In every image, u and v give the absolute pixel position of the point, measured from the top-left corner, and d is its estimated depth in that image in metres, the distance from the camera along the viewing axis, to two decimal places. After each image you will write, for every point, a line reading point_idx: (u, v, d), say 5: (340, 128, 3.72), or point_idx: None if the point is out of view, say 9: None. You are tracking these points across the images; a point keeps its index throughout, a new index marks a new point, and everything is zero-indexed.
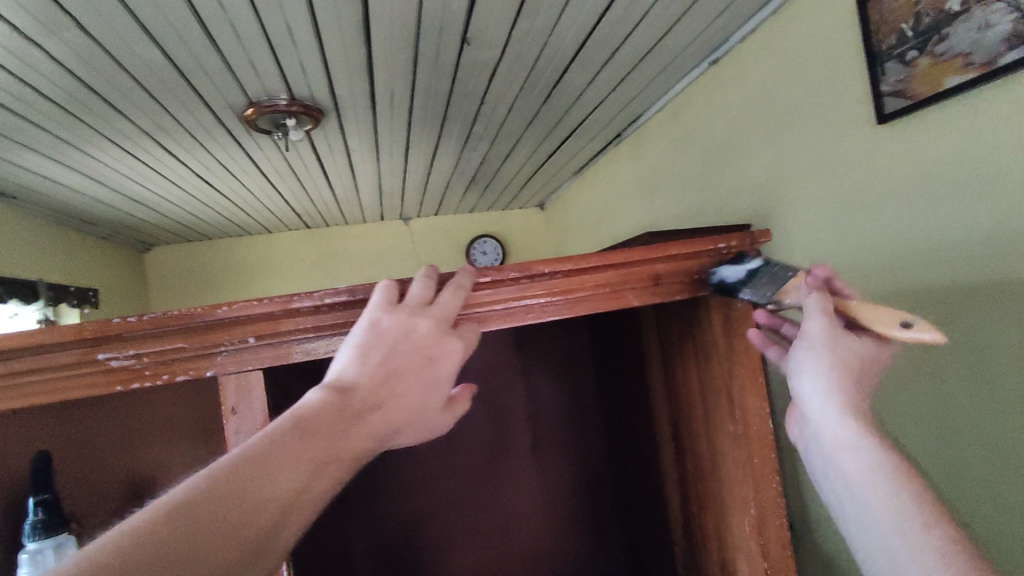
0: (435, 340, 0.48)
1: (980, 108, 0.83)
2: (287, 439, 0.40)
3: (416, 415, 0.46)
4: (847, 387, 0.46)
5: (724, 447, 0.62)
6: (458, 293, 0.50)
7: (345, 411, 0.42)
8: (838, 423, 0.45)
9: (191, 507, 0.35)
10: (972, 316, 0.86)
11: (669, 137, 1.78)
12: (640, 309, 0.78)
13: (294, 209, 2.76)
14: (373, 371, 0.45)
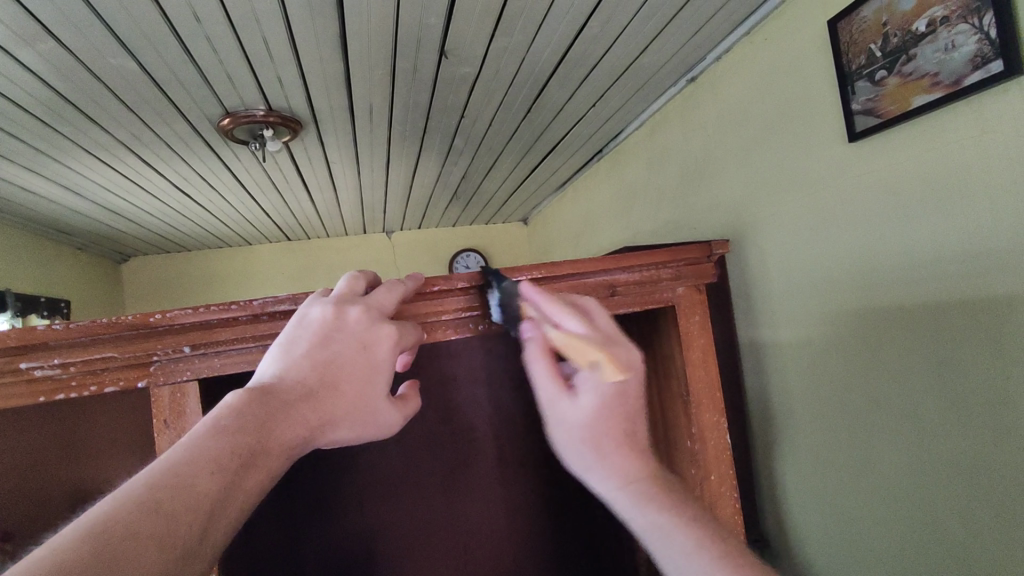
0: (366, 325, 0.47)
1: (946, 128, 0.84)
2: (213, 440, 0.37)
3: (355, 403, 0.45)
4: (609, 459, 0.42)
5: (682, 465, 0.61)
6: (391, 291, 0.51)
7: (275, 405, 0.41)
8: (619, 496, 0.42)
9: (114, 514, 0.32)
10: (944, 336, 0.87)
11: (647, 154, 1.79)
12: None
13: (275, 221, 2.73)
14: (299, 363, 0.44)
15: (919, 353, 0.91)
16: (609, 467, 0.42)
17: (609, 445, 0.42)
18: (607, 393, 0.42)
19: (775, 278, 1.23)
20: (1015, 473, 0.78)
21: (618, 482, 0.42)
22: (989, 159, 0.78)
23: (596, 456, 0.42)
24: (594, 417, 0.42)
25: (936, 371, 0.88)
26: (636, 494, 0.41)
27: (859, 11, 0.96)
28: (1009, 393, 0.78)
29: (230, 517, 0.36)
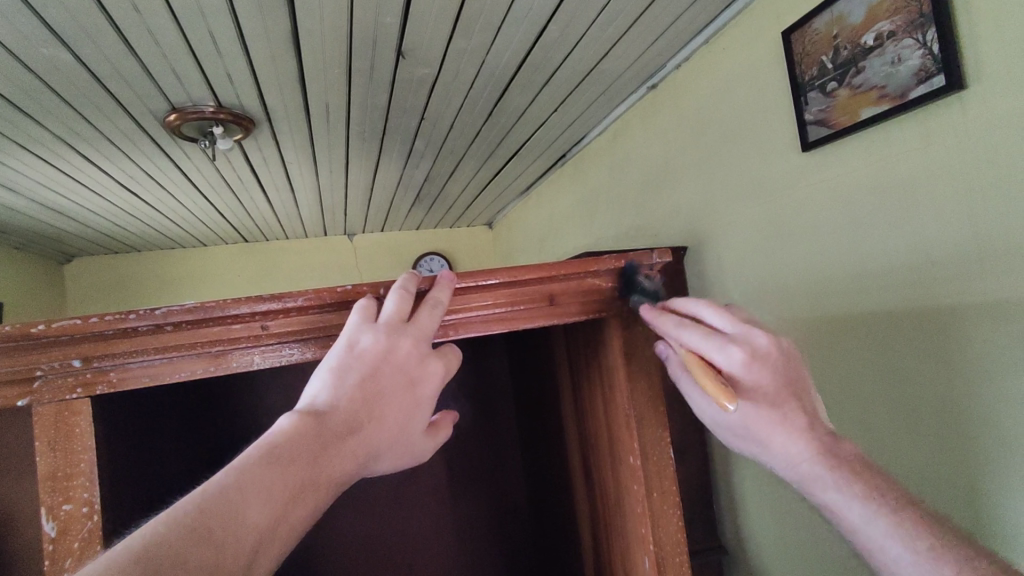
0: (416, 360, 0.47)
1: (894, 139, 0.86)
2: (261, 468, 0.38)
3: (396, 439, 0.46)
4: (775, 438, 0.50)
5: (626, 481, 0.59)
6: (434, 311, 0.48)
7: (322, 435, 0.41)
8: (802, 475, 0.49)
9: (161, 544, 0.32)
10: (893, 344, 0.88)
11: (609, 160, 1.79)
12: (551, 327, 0.74)
13: (230, 222, 2.64)
14: (351, 394, 0.43)
15: (870, 362, 0.92)
16: (784, 445, 0.49)
17: (769, 426, 0.50)
18: (751, 371, 0.48)
19: (733, 285, 1.23)
20: (962, 482, 0.79)
21: (819, 460, 0.48)
22: (936, 170, 0.80)
23: (776, 428, 0.50)
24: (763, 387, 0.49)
25: (886, 380, 0.89)
26: (814, 469, 0.48)
27: (812, 23, 0.98)
28: (955, 401, 0.79)
29: (275, 550, 0.37)
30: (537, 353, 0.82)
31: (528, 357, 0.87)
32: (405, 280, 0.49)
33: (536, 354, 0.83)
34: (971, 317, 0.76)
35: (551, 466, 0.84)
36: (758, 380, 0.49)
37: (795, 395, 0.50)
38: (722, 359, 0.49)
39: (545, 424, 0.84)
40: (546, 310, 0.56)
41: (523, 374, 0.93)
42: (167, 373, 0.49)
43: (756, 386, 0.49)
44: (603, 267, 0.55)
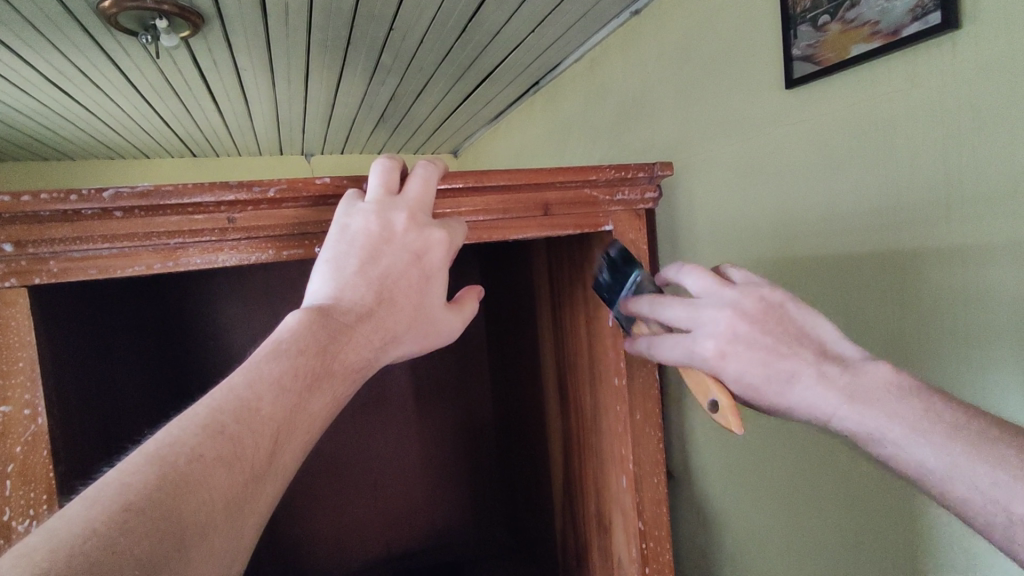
0: (415, 233, 0.49)
1: (877, 82, 0.75)
2: (272, 363, 0.41)
3: (414, 313, 0.49)
4: (815, 395, 0.46)
5: (607, 399, 0.59)
6: (425, 183, 0.50)
7: (332, 323, 0.44)
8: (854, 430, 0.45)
9: (179, 446, 0.35)
10: (852, 295, 0.82)
11: (584, 90, 1.71)
12: (534, 251, 0.72)
13: (178, 133, 2.45)
14: (356, 282, 0.46)
15: (828, 312, 0.86)
16: (808, 404, 0.47)
17: (797, 385, 0.47)
18: (726, 351, 0.48)
19: None
20: None
21: (853, 408, 0.45)
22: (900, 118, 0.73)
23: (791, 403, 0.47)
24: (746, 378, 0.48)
25: (846, 336, 0.83)
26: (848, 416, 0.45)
27: None
28: (913, 365, 0.74)
29: (292, 439, 0.40)
30: (514, 279, 0.81)
31: (503, 287, 0.86)
32: (384, 164, 0.51)
33: (512, 283, 0.81)
34: (927, 261, 0.71)
35: (521, 392, 0.84)
36: (740, 359, 0.48)
37: (787, 346, 0.47)
38: (697, 360, 0.50)
39: (516, 352, 0.84)
40: (545, 222, 0.56)
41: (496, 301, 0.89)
42: (117, 265, 0.52)
43: (740, 372, 0.48)
44: (602, 177, 0.56)
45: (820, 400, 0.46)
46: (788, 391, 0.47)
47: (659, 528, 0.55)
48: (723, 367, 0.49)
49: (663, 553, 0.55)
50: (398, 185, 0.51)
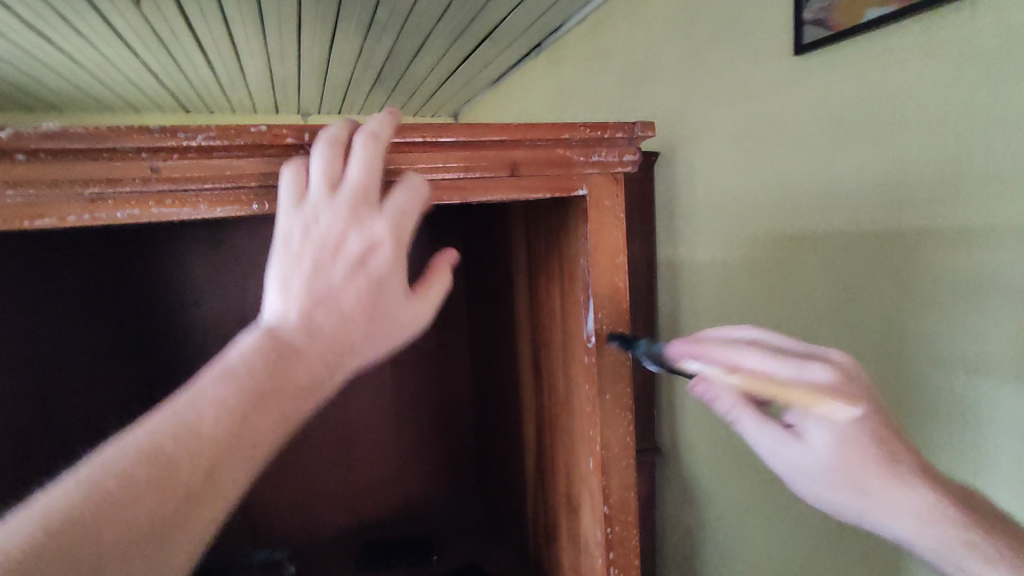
0: (368, 222, 0.33)
1: (887, 51, 0.64)
2: (215, 385, 0.29)
3: (372, 336, 0.33)
4: (892, 496, 0.34)
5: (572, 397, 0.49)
6: (394, 138, 0.35)
7: (288, 361, 0.30)
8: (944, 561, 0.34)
9: (114, 478, 0.26)
10: (845, 282, 0.71)
11: (587, 52, 1.62)
12: (507, 217, 0.62)
13: (168, 86, 2.37)
14: (314, 304, 0.32)
15: (814, 302, 0.76)
16: (896, 517, 0.34)
17: (868, 481, 0.34)
18: (821, 423, 0.35)
19: None
20: None
21: (922, 517, 0.34)
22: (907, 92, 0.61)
23: (871, 510, 0.34)
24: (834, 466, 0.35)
25: (834, 330, 0.73)
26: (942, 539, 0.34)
27: None
28: (905, 371, 0.64)
29: (239, 456, 0.28)
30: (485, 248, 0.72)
31: (469, 257, 0.77)
32: (341, 123, 0.34)
33: (479, 255, 0.73)
34: (928, 244, 0.61)
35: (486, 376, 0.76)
36: (817, 433, 0.35)
37: (863, 435, 0.34)
38: (758, 428, 0.36)
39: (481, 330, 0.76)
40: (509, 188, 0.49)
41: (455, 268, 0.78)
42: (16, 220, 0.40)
43: (817, 447, 0.35)
44: (576, 135, 0.39)
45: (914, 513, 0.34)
46: (887, 494, 0.34)
47: (628, 522, 0.45)
48: (808, 431, 0.36)
49: (631, 552, 0.45)
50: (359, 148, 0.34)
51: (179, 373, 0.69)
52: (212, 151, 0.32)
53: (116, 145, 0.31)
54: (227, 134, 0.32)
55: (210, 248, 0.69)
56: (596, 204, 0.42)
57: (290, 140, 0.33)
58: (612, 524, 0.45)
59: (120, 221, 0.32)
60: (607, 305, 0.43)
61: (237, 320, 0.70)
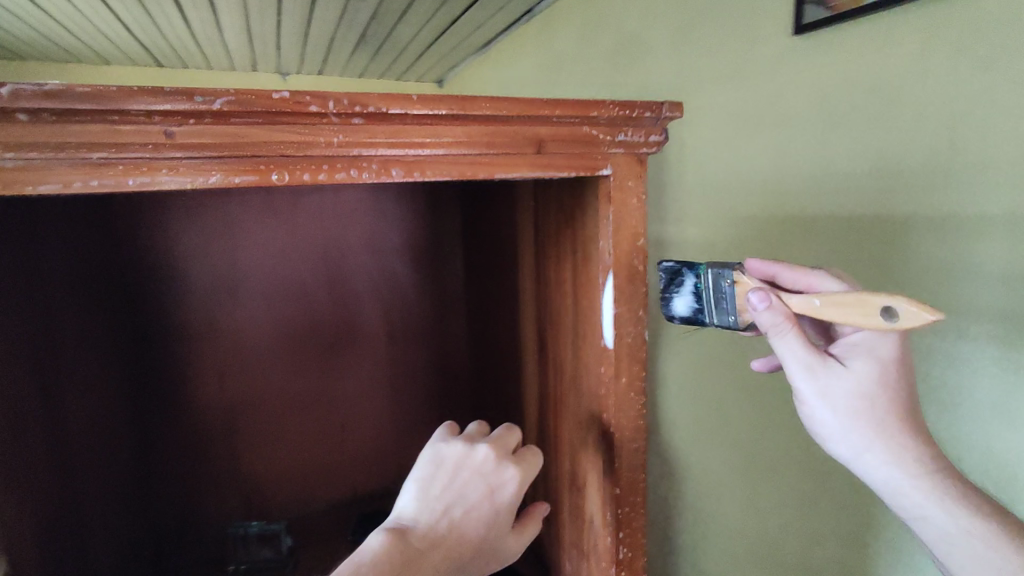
0: (492, 467, 0.45)
1: None
2: (367, 555, 0.37)
3: (481, 547, 0.42)
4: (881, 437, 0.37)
5: (584, 378, 0.49)
6: (512, 432, 0.49)
7: (413, 548, 0.39)
8: (917, 499, 0.37)
9: None
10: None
11: (578, 20, 1.59)
12: (513, 191, 0.60)
13: (136, 39, 2.24)
14: (436, 506, 0.42)
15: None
16: (894, 439, 0.37)
17: (878, 424, 0.37)
18: (869, 365, 0.38)
19: None
20: None
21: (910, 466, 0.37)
22: None
23: (880, 432, 0.37)
24: (871, 390, 0.37)
25: None
26: (925, 474, 0.36)
27: None
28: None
29: None
30: (484, 223, 0.70)
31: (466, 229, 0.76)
32: (481, 422, 0.51)
33: (477, 228, 0.72)
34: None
35: (481, 351, 0.76)
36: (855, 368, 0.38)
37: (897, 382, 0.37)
38: (796, 353, 0.37)
39: (478, 305, 0.75)
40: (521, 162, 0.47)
41: (456, 246, 0.78)
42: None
43: (838, 388, 0.37)
44: (604, 113, 0.38)
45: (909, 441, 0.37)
46: (899, 420, 0.37)
47: (636, 502, 0.46)
48: (849, 359, 0.38)
49: (638, 530, 0.47)
50: (481, 433, 0.49)
51: (163, 345, 0.66)
52: (229, 116, 0.30)
53: (124, 107, 0.28)
54: (247, 99, 0.30)
55: (199, 215, 0.66)
56: (620, 184, 0.41)
57: (315, 108, 0.31)
58: (621, 504, 0.46)
59: (131, 189, 0.30)
60: (626, 288, 0.43)
61: (228, 290, 0.68)
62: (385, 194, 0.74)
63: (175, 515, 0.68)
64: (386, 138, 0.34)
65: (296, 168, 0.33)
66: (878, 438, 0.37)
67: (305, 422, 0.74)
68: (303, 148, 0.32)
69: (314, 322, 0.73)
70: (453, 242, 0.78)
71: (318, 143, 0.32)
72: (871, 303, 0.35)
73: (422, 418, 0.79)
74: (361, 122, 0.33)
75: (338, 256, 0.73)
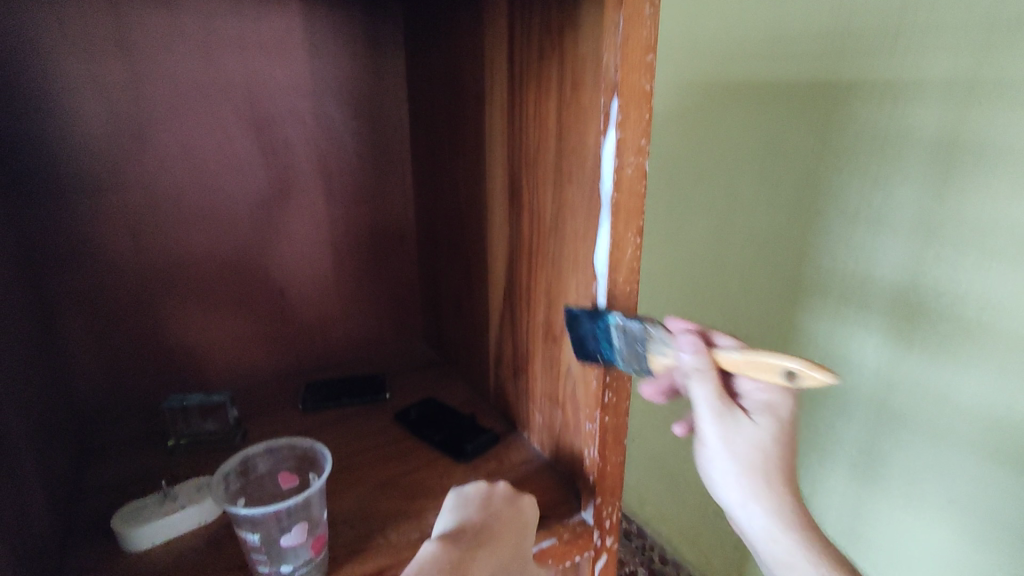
0: (513, 498, 0.45)
1: None
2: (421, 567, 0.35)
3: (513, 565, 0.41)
4: (755, 487, 0.44)
5: (570, 225, 0.46)
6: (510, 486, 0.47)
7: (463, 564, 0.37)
8: (778, 545, 0.45)
9: None
10: (774, 136, 0.71)
11: None
12: (481, 22, 0.53)
13: None
14: (472, 526, 0.41)
15: (739, 159, 0.76)
16: (767, 487, 0.44)
17: (757, 473, 0.43)
18: (760, 430, 0.43)
19: None
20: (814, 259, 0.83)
21: (772, 512, 0.44)
22: None
23: (760, 479, 0.43)
24: (763, 447, 0.43)
25: (773, 177, 0.72)
26: (784, 526, 0.44)
27: None
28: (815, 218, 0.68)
29: None
30: (435, 66, 0.62)
31: (415, 79, 0.67)
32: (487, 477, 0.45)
33: (430, 74, 0.63)
34: (864, 94, 0.60)
35: (432, 217, 0.70)
36: (749, 429, 0.43)
37: (779, 441, 0.44)
38: (701, 405, 0.42)
39: (428, 167, 0.68)
40: None
41: (400, 92, 0.69)
42: None
43: (732, 440, 0.43)
44: None
45: (786, 501, 0.44)
46: (771, 479, 0.44)
47: None
48: (753, 415, 0.44)
49: (624, 375, 0.46)
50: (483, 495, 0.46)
51: (61, 199, 0.55)
52: None
53: None
54: None
55: (84, 35, 0.53)
56: None
57: None
58: None
59: None
60: (631, 112, 0.38)
61: (133, 133, 0.57)
62: (315, 24, 0.63)
63: (97, 391, 0.61)
64: None
65: None
66: (759, 486, 0.44)
67: (240, 293, 0.67)
68: None
69: (238, 175, 0.63)
70: (399, 89, 0.69)
71: None
72: (772, 367, 0.38)
73: (366, 287, 0.74)
74: None
75: (265, 97, 0.62)
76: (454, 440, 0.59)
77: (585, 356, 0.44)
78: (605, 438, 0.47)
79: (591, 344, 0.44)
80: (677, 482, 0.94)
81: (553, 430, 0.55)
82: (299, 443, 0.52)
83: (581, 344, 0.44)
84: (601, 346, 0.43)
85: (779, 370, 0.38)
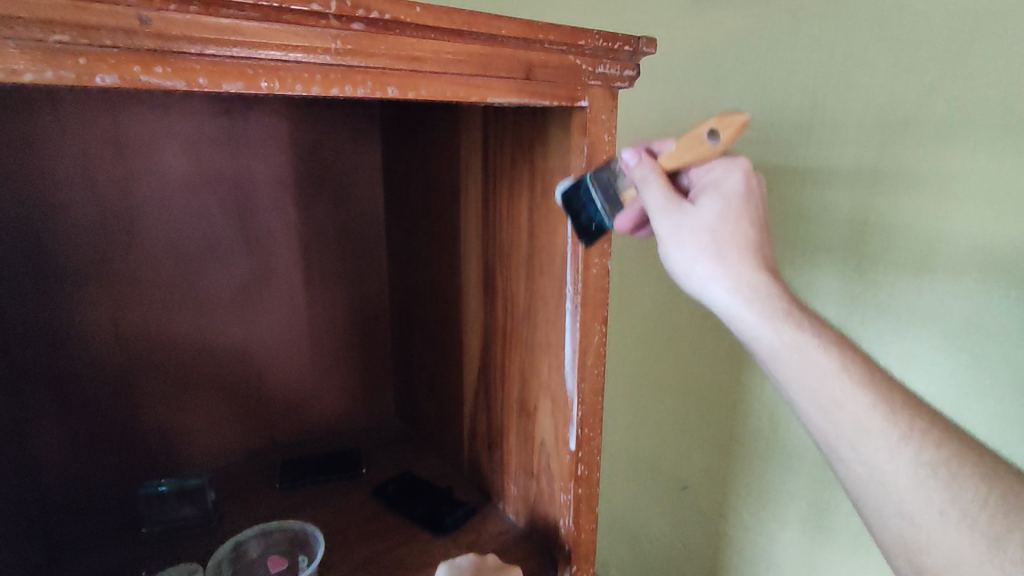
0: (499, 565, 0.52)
1: None
2: None
3: None
4: (730, 261, 0.41)
5: (541, 314, 0.52)
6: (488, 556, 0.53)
7: None
8: (782, 350, 0.40)
9: None
10: None
11: None
12: (456, 133, 0.60)
13: None
14: None
15: None
16: (742, 271, 0.41)
17: (730, 250, 0.41)
18: (718, 196, 0.42)
19: None
20: None
21: (757, 302, 0.41)
22: None
23: (729, 261, 0.41)
24: (717, 225, 0.42)
25: None
26: (775, 325, 0.40)
27: None
28: None
29: None
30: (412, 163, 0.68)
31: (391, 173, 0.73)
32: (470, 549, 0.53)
33: (406, 170, 0.69)
34: None
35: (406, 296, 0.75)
36: (704, 216, 0.42)
37: (743, 216, 0.42)
38: (649, 199, 0.43)
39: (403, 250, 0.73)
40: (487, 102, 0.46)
41: (376, 182, 0.74)
42: None
43: (690, 226, 0.42)
44: (589, 43, 0.40)
45: (773, 308, 0.41)
46: (745, 250, 0.41)
47: (595, 422, 0.50)
48: (700, 199, 0.43)
49: (594, 448, 0.50)
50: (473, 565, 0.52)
51: (43, 287, 0.57)
52: (220, 7, 0.28)
53: None
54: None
55: (83, 137, 0.56)
56: (594, 118, 0.44)
57: (316, 7, 0.30)
58: (582, 424, 0.49)
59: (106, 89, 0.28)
60: None
61: (123, 226, 0.60)
62: (301, 125, 0.68)
63: (65, 480, 0.60)
64: (388, 51, 0.33)
65: (289, 76, 0.31)
66: (733, 257, 0.41)
67: (216, 375, 0.68)
68: (298, 53, 0.31)
69: (220, 260, 0.66)
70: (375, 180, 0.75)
71: (315, 48, 0.31)
72: (700, 136, 0.42)
73: (340, 365, 0.77)
74: (362, 30, 0.32)
75: (251, 189, 0.66)
76: (433, 513, 0.62)
77: (585, 236, 0.44)
78: (579, 508, 0.51)
79: (587, 217, 0.44)
80: (639, 543, 0.97)
81: (529, 501, 0.58)
82: (291, 525, 0.57)
83: (577, 226, 0.44)
84: (593, 213, 0.44)
85: (704, 135, 0.42)
